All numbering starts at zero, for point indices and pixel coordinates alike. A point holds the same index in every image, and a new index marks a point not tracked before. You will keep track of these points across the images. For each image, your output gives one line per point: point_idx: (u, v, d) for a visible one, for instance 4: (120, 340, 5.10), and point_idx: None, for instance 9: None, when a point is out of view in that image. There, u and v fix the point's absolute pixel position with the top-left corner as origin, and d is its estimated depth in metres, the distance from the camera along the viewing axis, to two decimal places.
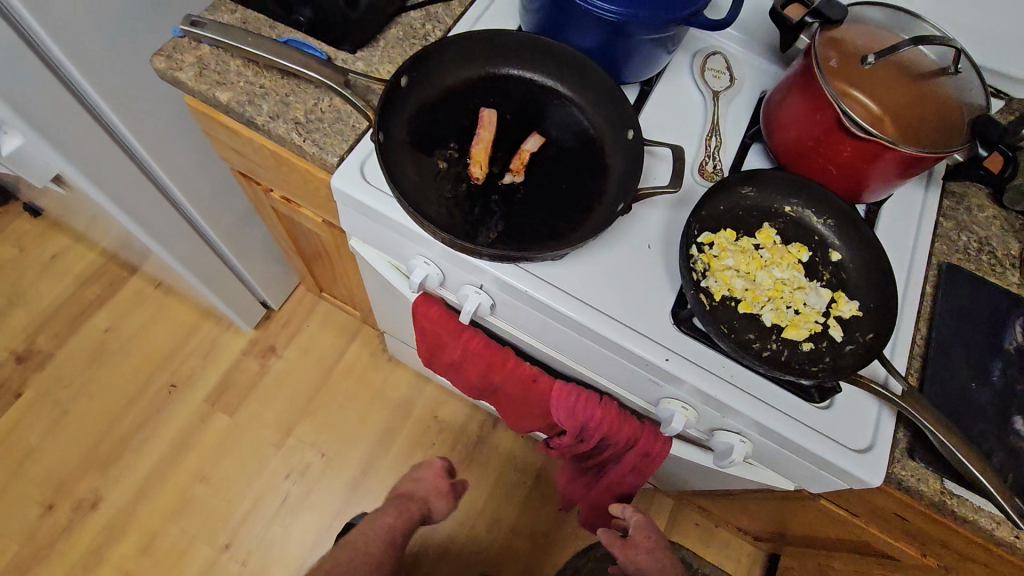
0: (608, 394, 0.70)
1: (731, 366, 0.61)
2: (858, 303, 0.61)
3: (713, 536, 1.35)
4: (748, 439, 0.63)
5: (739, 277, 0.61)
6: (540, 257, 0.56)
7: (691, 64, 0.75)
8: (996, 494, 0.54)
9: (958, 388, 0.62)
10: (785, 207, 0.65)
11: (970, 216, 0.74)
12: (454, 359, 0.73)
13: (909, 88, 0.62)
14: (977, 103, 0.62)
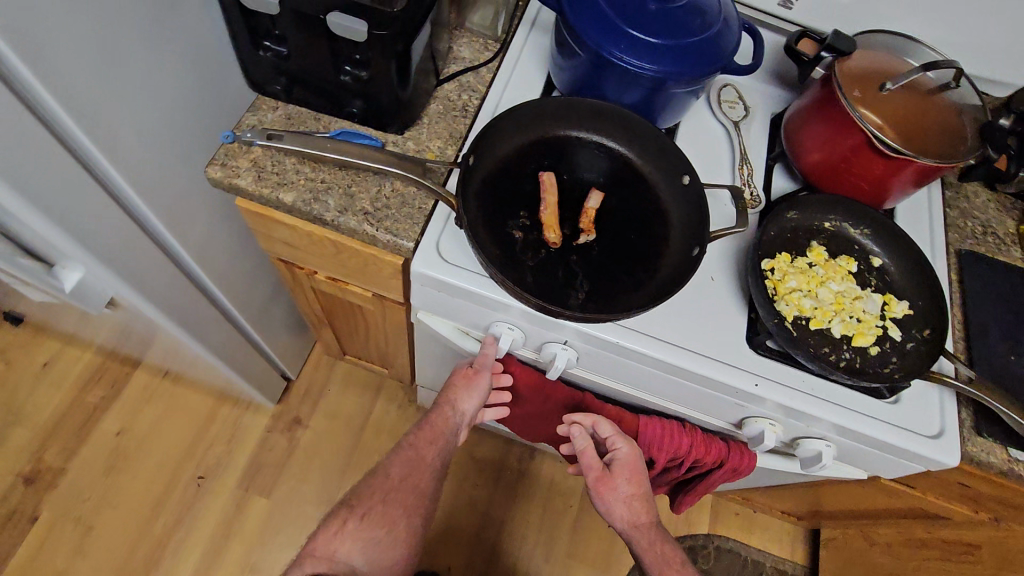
0: (688, 420, 0.74)
1: (811, 380, 0.65)
2: (908, 303, 0.68)
3: (754, 522, 1.41)
4: (833, 442, 0.68)
5: (805, 297, 0.66)
6: (635, 312, 0.57)
7: (707, 100, 0.80)
8: None
9: (1002, 362, 0.69)
10: (825, 223, 0.72)
11: (968, 204, 0.82)
12: (540, 409, 0.76)
13: (922, 103, 0.69)
14: (977, 112, 0.70)
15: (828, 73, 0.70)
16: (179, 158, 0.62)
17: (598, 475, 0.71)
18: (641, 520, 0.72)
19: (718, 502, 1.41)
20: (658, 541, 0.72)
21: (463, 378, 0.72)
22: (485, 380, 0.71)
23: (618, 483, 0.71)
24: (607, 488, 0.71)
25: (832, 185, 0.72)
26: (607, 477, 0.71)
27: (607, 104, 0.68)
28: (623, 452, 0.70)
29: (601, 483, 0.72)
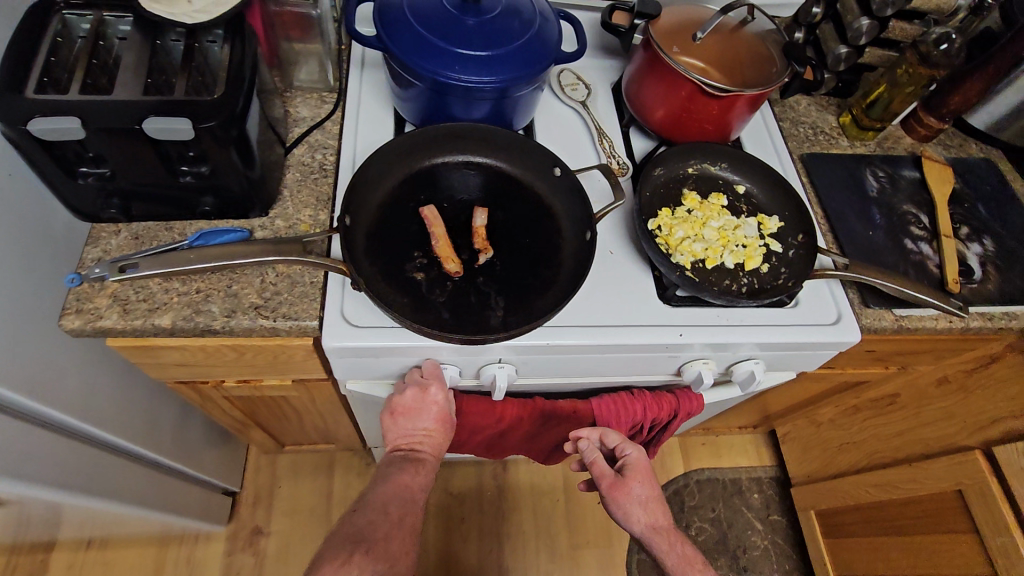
0: (635, 385, 0.77)
1: (724, 312, 0.70)
2: (778, 217, 0.75)
3: (720, 445, 1.51)
4: (760, 358, 0.74)
5: (694, 241, 0.71)
6: (554, 309, 0.59)
7: (551, 90, 0.85)
8: (934, 298, 0.70)
9: (863, 239, 0.79)
10: (689, 169, 0.78)
11: (795, 112, 0.93)
12: (499, 430, 0.76)
13: (731, 41, 0.76)
14: (776, 37, 0.78)
15: (647, 38, 0.75)
16: (21, 321, 0.55)
17: (612, 483, 0.70)
18: (660, 524, 0.69)
19: (683, 440, 1.50)
20: (678, 544, 0.69)
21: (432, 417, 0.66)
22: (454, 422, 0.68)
23: (633, 484, 0.70)
24: (624, 492, 0.70)
25: (688, 134, 0.78)
26: (620, 484, 0.71)
27: (461, 124, 0.69)
28: (631, 451, 0.72)
29: (616, 492, 0.71)
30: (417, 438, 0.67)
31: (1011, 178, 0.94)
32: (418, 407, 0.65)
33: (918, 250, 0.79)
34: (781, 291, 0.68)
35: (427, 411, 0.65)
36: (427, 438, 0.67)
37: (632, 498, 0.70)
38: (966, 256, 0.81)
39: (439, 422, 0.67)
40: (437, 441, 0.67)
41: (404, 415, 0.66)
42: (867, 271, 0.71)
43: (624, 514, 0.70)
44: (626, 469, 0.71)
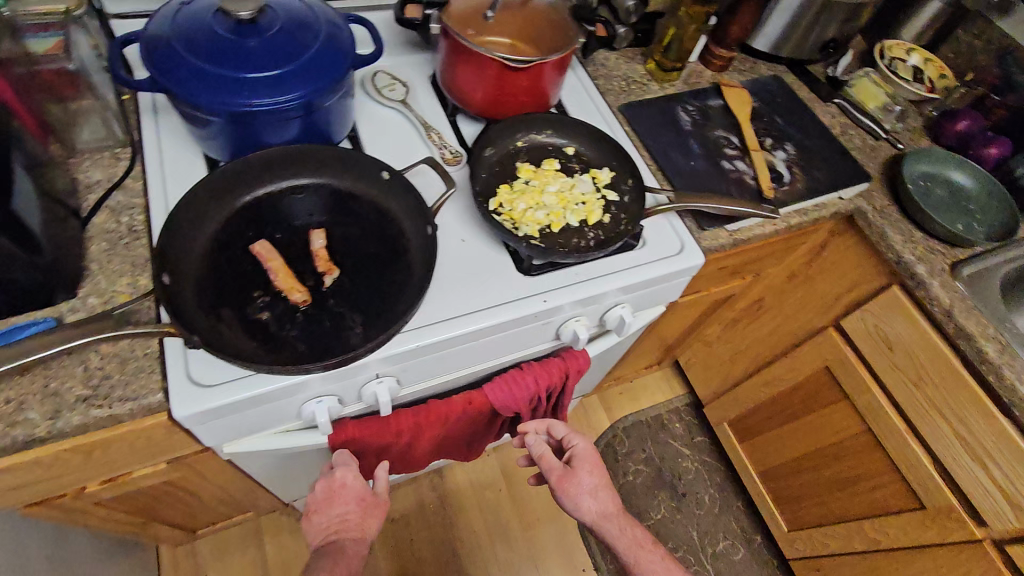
0: (523, 359, 0.79)
1: (580, 268, 0.73)
2: (608, 167, 0.80)
3: (635, 389, 1.60)
4: (625, 302, 0.78)
5: (536, 210, 0.73)
6: (411, 310, 0.59)
7: (368, 94, 0.84)
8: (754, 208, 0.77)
9: (688, 170, 0.86)
10: (518, 142, 0.80)
11: (606, 69, 0.99)
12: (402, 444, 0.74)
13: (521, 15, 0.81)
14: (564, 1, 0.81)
15: (441, 27, 0.76)
16: None
17: (562, 475, 0.82)
18: (609, 510, 0.81)
19: (602, 395, 1.57)
20: (625, 526, 0.81)
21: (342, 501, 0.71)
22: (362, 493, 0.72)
23: (581, 476, 0.81)
24: (571, 482, 0.81)
25: (524, 104, 0.79)
26: (568, 475, 0.82)
27: (273, 150, 0.66)
28: (578, 443, 0.84)
29: (566, 484, 0.82)
30: (336, 524, 0.72)
31: (797, 89, 1.06)
32: (344, 484, 0.71)
33: (735, 168, 0.87)
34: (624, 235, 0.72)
35: (352, 489, 0.71)
36: (349, 519, 0.72)
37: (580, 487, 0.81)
38: (775, 164, 0.90)
39: (363, 505, 0.73)
40: (362, 523, 0.73)
41: (334, 495, 0.71)
42: (694, 198, 0.78)
43: (575, 504, 0.82)
44: (574, 461, 0.83)
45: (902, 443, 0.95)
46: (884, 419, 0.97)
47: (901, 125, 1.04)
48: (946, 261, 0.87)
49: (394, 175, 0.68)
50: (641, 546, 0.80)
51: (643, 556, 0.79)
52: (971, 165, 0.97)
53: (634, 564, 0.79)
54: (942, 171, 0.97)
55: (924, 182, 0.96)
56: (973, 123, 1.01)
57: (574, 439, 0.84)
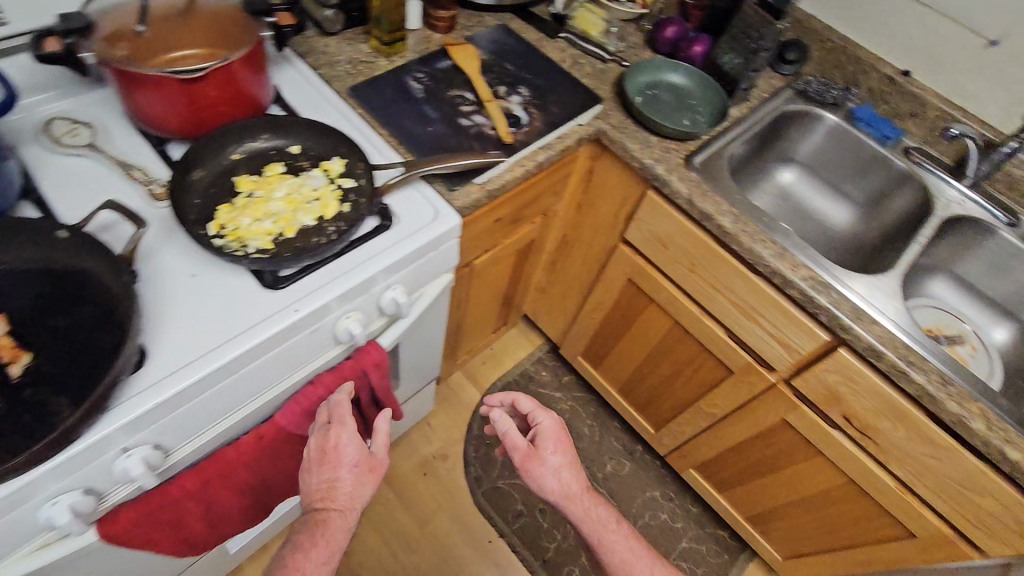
0: (314, 374, 0.75)
1: (331, 266, 0.70)
2: (336, 156, 0.77)
3: (495, 354, 1.63)
4: (397, 283, 0.77)
5: (262, 221, 0.70)
6: (121, 370, 0.53)
7: (42, 146, 0.73)
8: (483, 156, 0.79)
9: (427, 137, 0.86)
10: (233, 155, 0.75)
11: (325, 57, 0.95)
12: (199, 505, 0.70)
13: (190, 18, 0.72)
14: None
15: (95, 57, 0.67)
16: None
17: (529, 453, 0.85)
18: (574, 489, 0.84)
19: (466, 371, 1.58)
20: (593, 506, 0.84)
21: (327, 459, 0.69)
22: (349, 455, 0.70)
23: (546, 457, 0.85)
24: (538, 460, 0.84)
25: (233, 110, 0.75)
26: (534, 455, 0.85)
27: None
28: (544, 422, 0.87)
29: (531, 463, 0.85)
30: (323, 491, 0.68)
31: (523, 33, 1.10)
32: (336, 449, 0.70)
33: (473, 123, 0.89)
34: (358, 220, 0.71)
35: (348, 458, 0.69)
36: (342, 488, 0.69)
37: (546, 465, 0.84)
38: (511, 109, 0.93)
39: (364, 470, 0.71)
40: (360, 489, 0.70)
41: (328, 456, 0.70)
42: (428, 162, 0.78)
43: (541, 482, 0.84)
44: (540, 442, 0.86)
45: (701, 325, 1.05)
46: (683, 309, 1.07)
47: (623, 45, 1.12)
48: (680, 156, 0.97)
49: (73, 233, 0.60)
50: (602, 521, 0.83)
51: (604, 533, 0.83)
52: (684, 66, 1.07)
53: (594, 538, 0.82)
54: (660, 78, 1.07)
55: (650, 90, 1.05)
56: (678, 28, 1.11)
57: (540, 419, 0.87)
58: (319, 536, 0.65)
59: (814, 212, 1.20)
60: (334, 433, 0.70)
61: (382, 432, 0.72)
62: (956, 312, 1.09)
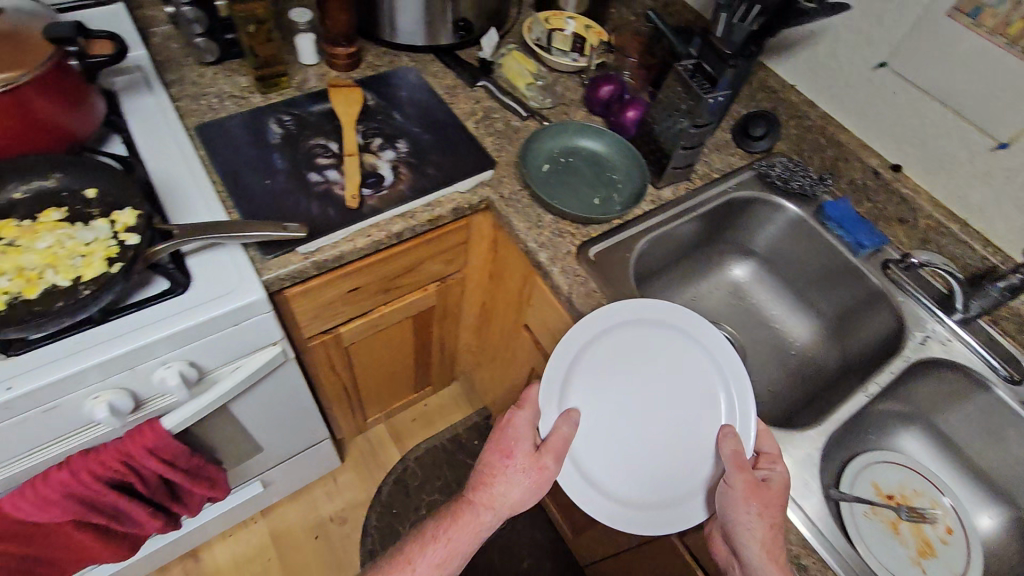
0: (76, 452, 0.67)
1: (88, 336, 0.63)
2: (132, 206, 0.69)
3: (416, 420, 1.50)
4: (170, 361, 0.68)
5: (2, 278, 0.62)
6: None
7: None
8: (288, 233, 0.69)
9: (264, 193, 0.76)
10: (15, 194, 0.68)
11: (200, 86, 0.89)
12: None
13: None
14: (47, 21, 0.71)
15: None
16: None
17: (753, 490, 0.61)
18: (765, 542, 0.60)
19: (392, 428, 1.48)
20: None
21: (500, 450, 0.69)
22: (528, 448, 0.67)
23: (764, 509, 0.61)
24: (770, 501, 0.62)
25: (37, 143, 0.69)
26: (765, 495, 0.61)
27: None
28: (780, 468, 0.65)
29: (769, 506, 0.61)
30: (484, 476, 0.68)
31: (437, 78, 0.99)
32: (513, 428, 0.68)
33: (323, 179, 0.79)
34: (107, 293, 0.62)
35: (517, 449, 0.68)
36: (494, 479, 0.68)
37: (770, 511, 0.61)
38: (378, 167, 0.82)
39: (534, 471, 0.66)
40: (513, 486, 0.67)
41: (503, 438, 0.69)
42: (218, 231, 0.67)
43: (756, 541, 0.60)
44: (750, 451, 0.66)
45: None
46: None
47: (549, 100, 0.98)
48: (576, 244, 0.81)
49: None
50: None
51: None
52: (596, 129, 0.91)
53: None
54: (568, 143, 0.91)
55: (564, 158, 0.90)
56: (615, 86, 0.95)
57: (765, 444, 0.68)
58: (455, 517, 0.68)
59: (767, 321, 0.99)
60: (523, 424, 0.68)
61: (558, 437, 0.66)
62: (925, 475, 0.80)
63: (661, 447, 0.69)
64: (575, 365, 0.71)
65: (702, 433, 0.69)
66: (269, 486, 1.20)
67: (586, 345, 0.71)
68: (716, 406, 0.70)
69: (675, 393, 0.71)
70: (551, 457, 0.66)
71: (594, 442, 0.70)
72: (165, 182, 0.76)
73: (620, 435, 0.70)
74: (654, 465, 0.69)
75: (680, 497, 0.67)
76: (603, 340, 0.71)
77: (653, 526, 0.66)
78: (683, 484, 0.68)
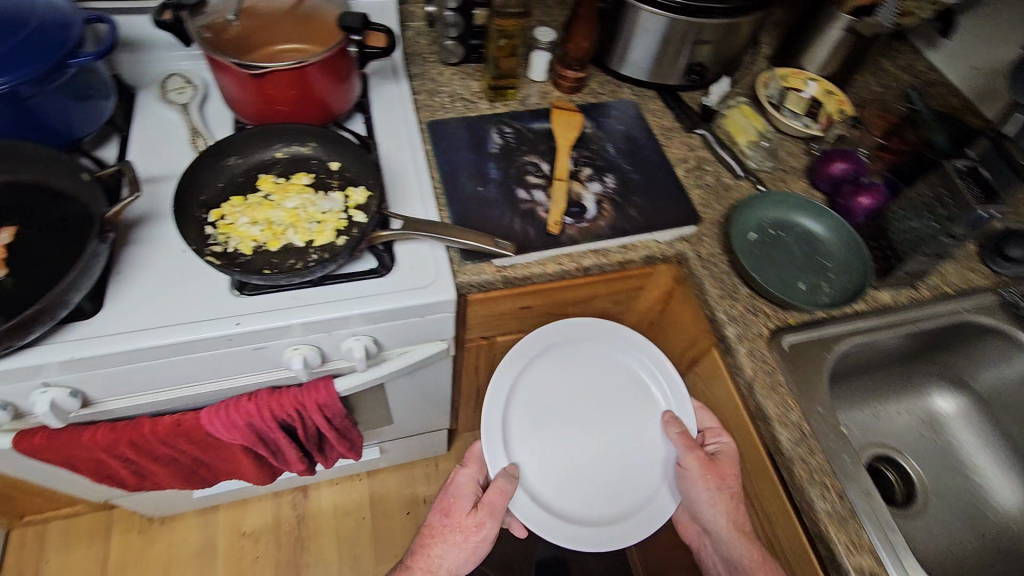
0: (264, 389, 0.75)
1: (304, 293, 0.70)
2: (365, 186, 0.75)
3: None
4: (360, 334, 0.73)
5: (254, 226, 0.70)
6: (61, 298, 0.59)
7: (156, 98, 0.85)
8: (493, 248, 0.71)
9: (474, 200, 0.80)
10: (277, 153, 0.78)
11: (437, 83, 0.95)
12: (125, 458, 0.76)
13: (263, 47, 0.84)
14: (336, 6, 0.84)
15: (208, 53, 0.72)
16: None
17: (704, 464, 0.71)
18: (731, 510, 0.69)
19: None
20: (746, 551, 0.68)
21: (441, 509, 0.78)
22: (466, 500, 0.76)
23: (725, 476, 0.71)
24: (726, 472, 0.71)
25: (304, 114, 0.78)
26: (713, 466, 0.71)
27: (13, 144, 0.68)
28: (728, 442, 0.75)
29: (724, 475, 0.71)
30: (427, 538, 0.77)
31: (656, 116, 0.96)
32: (456, 482, 0.79)
33: (529, 199, 0.81)
34: (330, 262, 0.68)
35: (453, 507, 0.77)
36: (433, 539, 0.76)
37: (726, 479, 0.71)
38: (582, 198, 0.82)
39: (474, 529, 0.74)
40: (446, 547, 0.75)
41: (443, 500, 0.79)
42: (433, 229, 0.71)
43: (727, 509, 0.69)
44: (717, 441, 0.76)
45: None
46: None
47: (768, 164, 0.91)
48: (769, 327, 0.75)
49: (93, 176, 0.68)
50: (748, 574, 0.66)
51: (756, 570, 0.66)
52: (818, 208, 0.84)
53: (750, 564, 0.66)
54: (781, 216, 0.84)
55: (773, 230, 0.83)
56: (851, 166, 0.86)
57: (707, 422, 0.79)
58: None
59: (964, 469, 0.85)
60: (464, 478, 0.79)
61: (495, 489, 0.73)
62: None
63: (593, 461, 0.78)
64: (508, 428, 0.79)
65: (640, 438, 0.80)
66: (382, 453, 1.28)
67: (507, 407, 0.80)
68: (645, 396, 0.82)
69: (601, 409, 0.81)
70: (490, 512, 0.73)
71: (548, 471, 0.78)
72: (391, 169, 0.82)
73: (563, 463, 0.78)
74: (594, 478, 0.78)
75: (636, 492, 0.77)
76: (519, 392, 0.81)
77: (629, 533, 0.74)
78: (633, 486, 0.77)
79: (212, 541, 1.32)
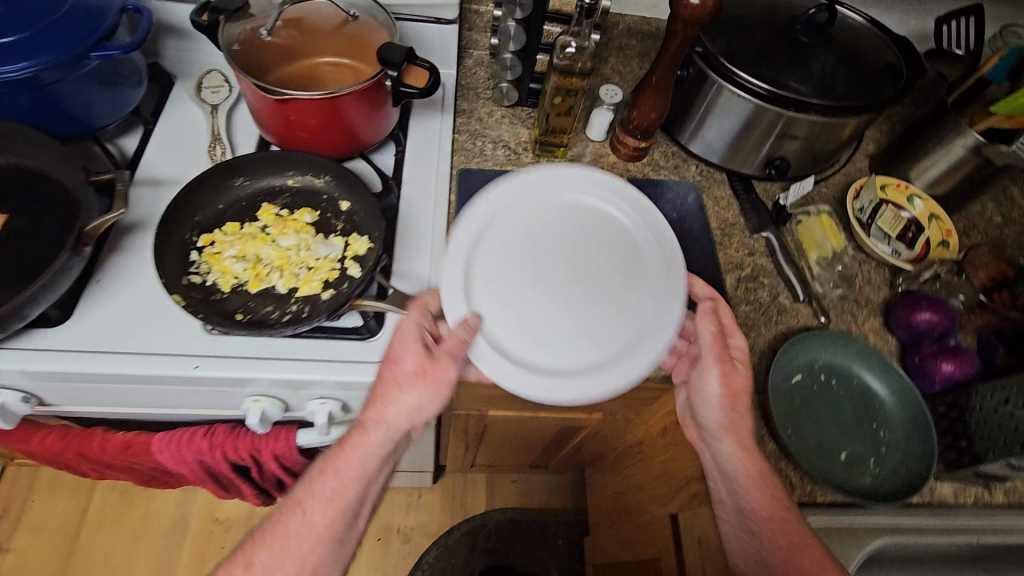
0: (222, 425, 0.71)
1: (274, 344, 0.63)
2: (368, 235, 0.68)
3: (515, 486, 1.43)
4: (327, 398, 0.66)
5: (239, 262, 0.65)
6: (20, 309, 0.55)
7: (190, 92, 0.81)
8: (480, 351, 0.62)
9: None
10: (288, 181, 0.72)
11: (483, 124, 0.86)
12: (76, 461, 0.73)
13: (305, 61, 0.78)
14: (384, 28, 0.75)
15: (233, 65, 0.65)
16: None
17: (722, 364, 0.63)
18: (736, 421, 0.62)
19: (490, 480, 1.44)
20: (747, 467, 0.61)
21: (392, 360, 0.59)
22: (415, 350, 0.59)
23: (732, 389, 0.63)
24: (731, 377, 0.63)
25: (323, 143, 0.72)
26: (727, 369, 0.63)
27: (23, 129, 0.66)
28: (735, 342, 0.66)
29: (730, 380, 0.63)
30: (380, 390, 0.59)
31: (719, 206, 0.84)
32: (403, 329, 0.60)
33: None
34: (304, 319, 0.62)
35: (399, 363, 0.59)
36: (384, 396, 0.58)
37: (733, 388, 0.63)
38: None
39: (431, 378, 0.58)
40: (409, 402, 0.58)
41: (390, 351, 0.60)
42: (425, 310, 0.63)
43: (731, 426, 0.62)
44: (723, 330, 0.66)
45: None
46: None
47: (838, 291, 0.77)
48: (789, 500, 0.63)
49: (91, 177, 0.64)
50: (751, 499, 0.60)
51: (757, 494, 0.60)
52: (885, 359, 0.70)
53: (752, 493, 0.60)
54: (836, 360, 0.71)
55: (824, 377, 0.70)
56: (940, 319, 0.71)
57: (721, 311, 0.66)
58: (339, 454, 0.59)
59: None
60: (415, 320, 0.60)
61: (452, 339, 0.57)
62: None
63: (563, 302, 0.63)
64: (473, 271, 0.63)
65: (618, 281, 0.64)
66: None
67: (473, 250, 0.64)
68: (628, 227, 0.67)
69: (576, 248, 0.66)
70: (450, 354, 0.58)
71: (507, 303, 0.62)
72: (406, 215, 0.74)
73: (531, 306, 0.62)
74: (565, 321, 0.62)
75: (614, 347, 0.61)
76: (484, 242, 0.64)
77: (605, 384, 0.58)
78: (612, 339, 0.61)
79: (186, 518, 1.32)
